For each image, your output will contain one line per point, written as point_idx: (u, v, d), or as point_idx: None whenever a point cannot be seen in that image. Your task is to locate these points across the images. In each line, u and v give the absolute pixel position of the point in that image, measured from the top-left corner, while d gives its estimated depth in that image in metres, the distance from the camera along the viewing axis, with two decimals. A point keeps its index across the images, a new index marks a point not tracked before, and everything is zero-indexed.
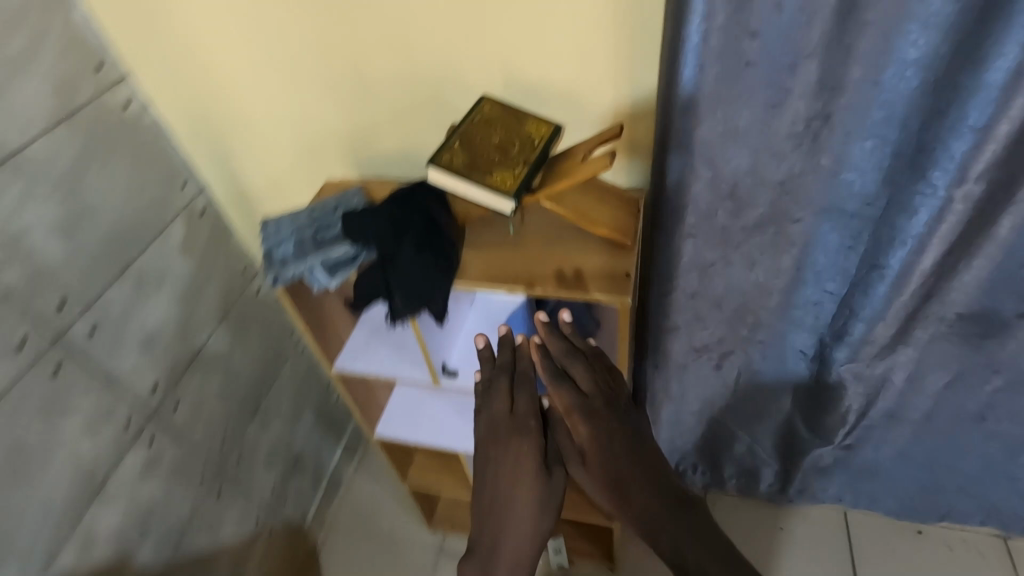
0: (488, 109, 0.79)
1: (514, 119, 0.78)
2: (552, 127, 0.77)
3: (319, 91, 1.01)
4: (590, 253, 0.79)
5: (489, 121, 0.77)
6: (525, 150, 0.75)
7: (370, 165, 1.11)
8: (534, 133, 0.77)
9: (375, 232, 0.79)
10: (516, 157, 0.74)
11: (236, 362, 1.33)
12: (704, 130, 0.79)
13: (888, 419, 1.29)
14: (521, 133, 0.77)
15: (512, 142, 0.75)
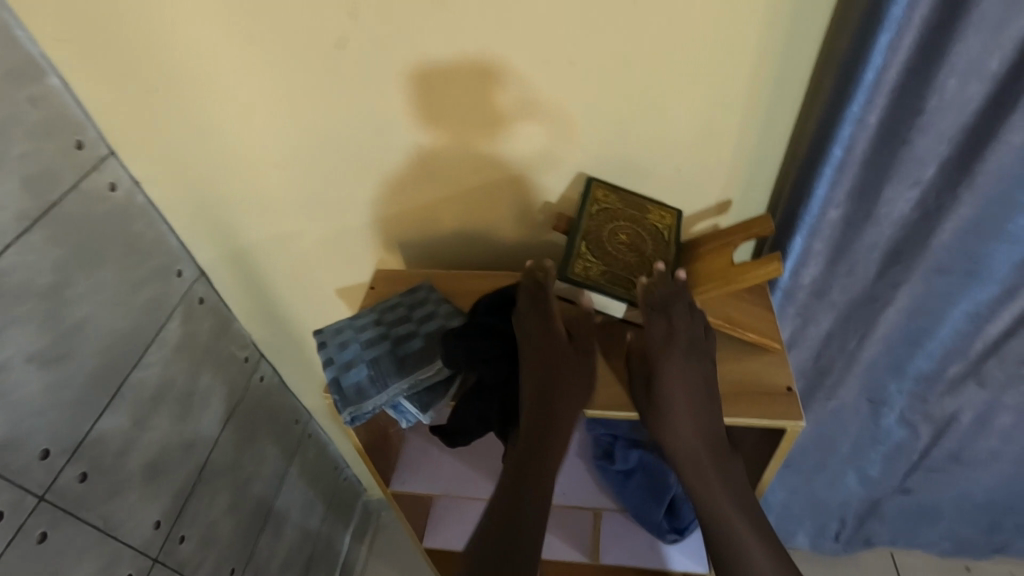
0: (607, 196, 0.75)
1: (635, 207, 0.75)
2: (675, 214, 0.75)
3: (356, 165, 0.85)
4: (737, 359, 0.70)
5: (613, 215, 0.74)
6: (657, 247, 0.73)
7: (412, 241, 0.95)
8: (659, 222, 0.75)
9: (480, 352, 0.67)
10: (651, 259, 0.73)
11: (247, 469, 1.13)
12: (838, 212, 0.73)
13: (955, 468, 1.24)
14: (647, 225, 0.74)
15: (642, 240, 0.73)
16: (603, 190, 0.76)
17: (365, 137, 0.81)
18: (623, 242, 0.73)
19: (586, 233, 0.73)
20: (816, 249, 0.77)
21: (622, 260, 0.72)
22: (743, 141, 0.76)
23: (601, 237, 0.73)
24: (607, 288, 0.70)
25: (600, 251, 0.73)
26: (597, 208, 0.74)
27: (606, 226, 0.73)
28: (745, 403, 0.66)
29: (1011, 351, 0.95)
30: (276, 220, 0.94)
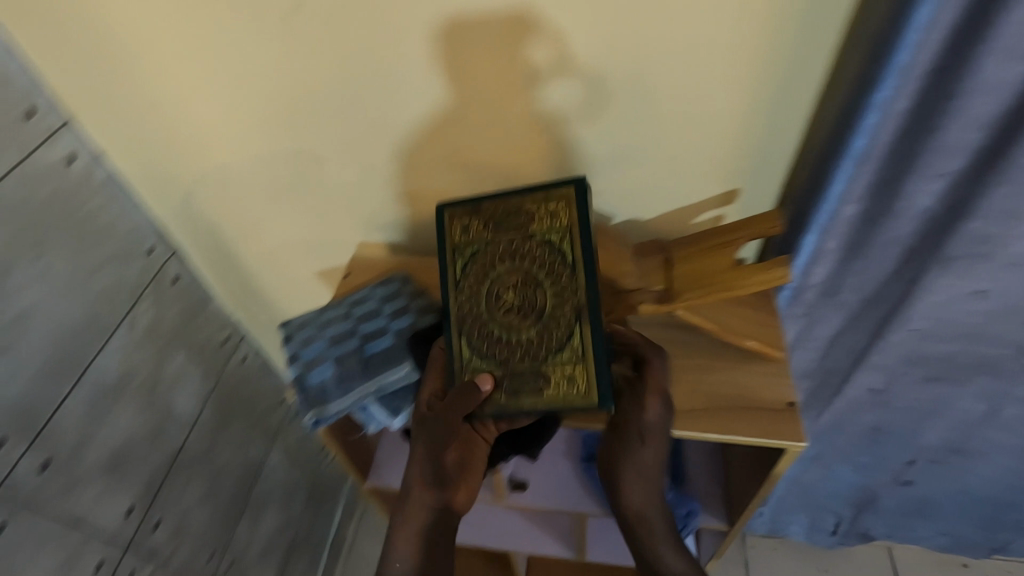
0: (469, 235, 0.68)
1: (507, 229, 0.66)
2: (571, 197, 0.64)
3: (334, 141, 0.78)
4: (735, 368, 0.66)
5: (488, 259, 0.67)
6: (556, 274, 0.63)
7: (397, 223, 0.90)
8: (553, 227, 0.65)
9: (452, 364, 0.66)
10: (557, 306, 0.63)
11: (224, 454, 1.10)
12: (853, 209, 0.65)
13: (962, 470, 1.19)
14: (525, 242, 0.65)
15: (535, 273, 0.64)
16: (461, 221, 0.69)
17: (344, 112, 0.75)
18: (513, 296, 0.65)
19: (468, 308, 0.67)
20: (828, 249, 0.70)
21: (517, 322, 0.64)
22: (750, 131, 0.69)
23: (487, 304, 0.66)
24: (515, 376, 0.64)
25: (490, 325, 0.65)
26: (465, 265, 0.68)
27: (486, 283, 0.66)
28: (737, 420, 0.62)
29: None
30: (251, 199, 0.89)
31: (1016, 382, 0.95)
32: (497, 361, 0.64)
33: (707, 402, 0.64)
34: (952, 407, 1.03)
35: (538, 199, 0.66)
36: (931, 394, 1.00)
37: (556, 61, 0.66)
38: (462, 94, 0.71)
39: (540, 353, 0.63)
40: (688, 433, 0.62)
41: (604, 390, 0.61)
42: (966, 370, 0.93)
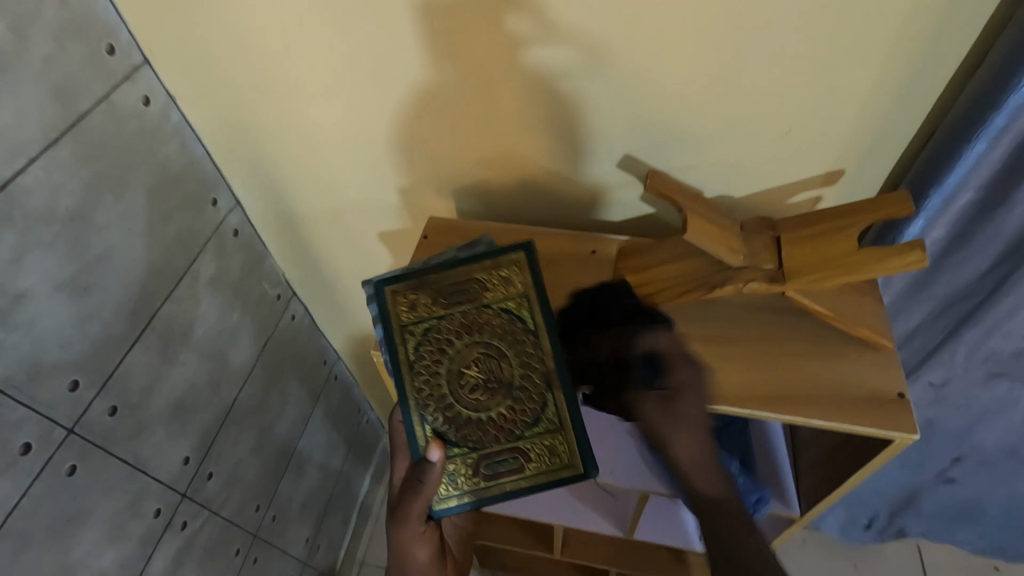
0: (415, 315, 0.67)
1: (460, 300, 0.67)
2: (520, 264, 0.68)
3: (410, 105, 0.74)
4: (837, 357, 0.64)
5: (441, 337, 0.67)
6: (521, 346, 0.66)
7: (465, 192, 0.87)
8: (505, 300, 0.67)
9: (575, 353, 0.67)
10: (524, 378, 0.65)
11: (272, 411, 1.11)
12: (966, 198, 0.67)
13: (1011, 471, 1.17)
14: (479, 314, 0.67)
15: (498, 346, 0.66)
16: (406, 299, 0.68)
17: (383, 78, 0.71)
18: (477, 373, 0.66)
19: (430, 391, 0.66)
20: (933, 236, 0.72)
21: (483, 400, 0.65)
22: (867, 110, 0.64)
23: (449, 385, 0.66)
24: (491, 453, 0.65)
25: (455, 407, 0.65)
26: (417, 346, 0.67)
27: (447, 365, 0.66)
28: (848, 409, 0.60)
29: None
30: (316, 158, 0.86)
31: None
32: (469, 444, 0.65)
33: (815, 388, 0.62)
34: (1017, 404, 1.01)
35: (488, 271, 0.68)
36: (998, 392, 0.98)
37: (535, 30, 0.63)
38: (502, 62, 0.67)
39: (516, 430, 0.65)
40: (789, 413, 0.61)
41: (585, 457, 0.65)
42: None
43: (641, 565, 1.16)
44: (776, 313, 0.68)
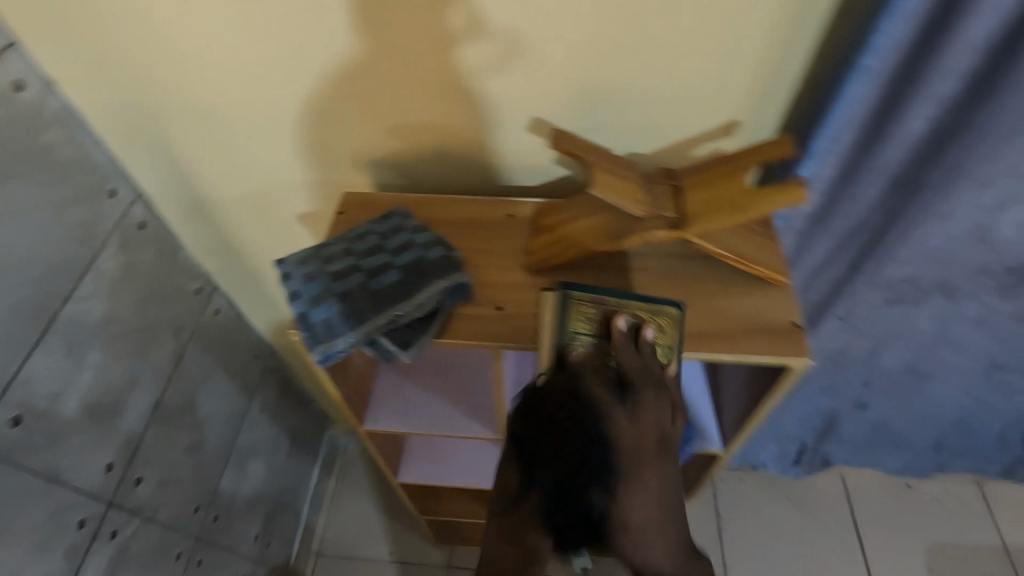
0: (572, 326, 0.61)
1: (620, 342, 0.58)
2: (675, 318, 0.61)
3: (309, 72, 0.74)
4: (736, 296, 0.66)
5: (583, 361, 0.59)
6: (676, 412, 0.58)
7: (380, 167, 0.85)
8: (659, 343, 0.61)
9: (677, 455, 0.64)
10: None
11: (205, 406, 1.08)
12: (851, 136, 0.67)
13: (912, 391, 1.29)
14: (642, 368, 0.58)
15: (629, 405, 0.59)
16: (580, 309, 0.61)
17: (263, 45, 0.71)
18: None
19: None
20: (822, 175, 0.72)
21: None
22: (755, 60, 0.67)
23: None
24: None
25: None
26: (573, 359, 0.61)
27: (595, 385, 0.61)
28: (751, 341, 0.63)
29: (977, 258, 0.97)
30: (221, 136, 0.83)
31: (965, 298, 1.06)
32: None
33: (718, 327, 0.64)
34: (909, 325, 1.12)
35: (643, 313, 0.61)
36: (891, 314, 1.09)
37: (442, 11, 0.66)
38: (398, 23, 0.67)
39: None
40: (700, 352, 0.62)
41: None
42: (923, 286, 1.03)
43: None
44: (675, 262, 0.69)
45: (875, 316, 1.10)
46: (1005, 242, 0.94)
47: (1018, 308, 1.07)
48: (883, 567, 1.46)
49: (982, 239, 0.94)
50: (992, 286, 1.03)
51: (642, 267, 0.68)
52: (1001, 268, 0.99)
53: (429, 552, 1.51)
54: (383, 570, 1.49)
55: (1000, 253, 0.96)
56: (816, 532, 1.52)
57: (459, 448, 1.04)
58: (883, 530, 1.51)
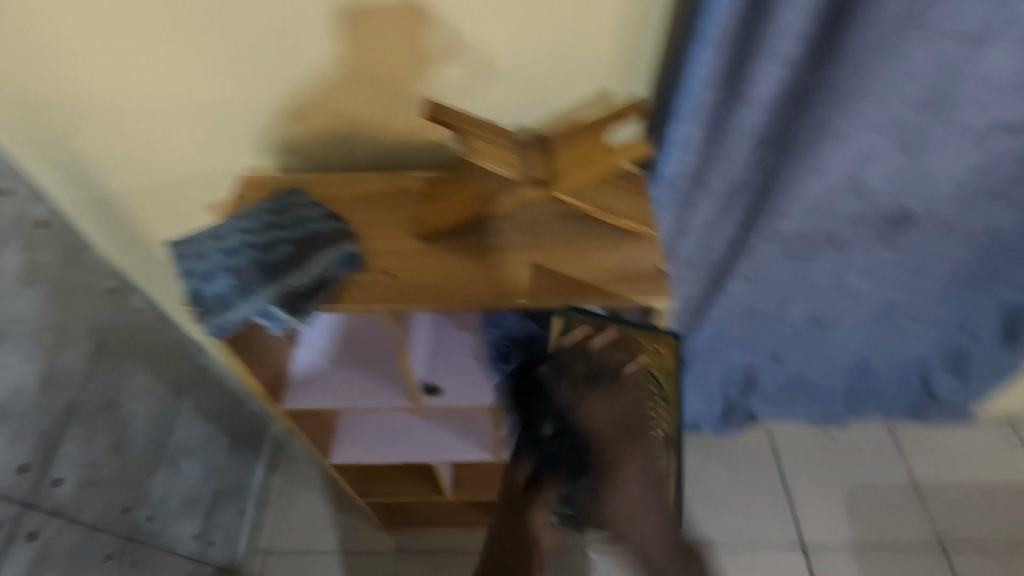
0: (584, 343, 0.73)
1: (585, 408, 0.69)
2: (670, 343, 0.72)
3: (204, 56, 0.76)
4: (607, 246, 0.67)
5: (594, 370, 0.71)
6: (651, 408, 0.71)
7: (285, 152, 0.88)
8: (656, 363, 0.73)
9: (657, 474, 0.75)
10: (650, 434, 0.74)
11: (130, 405, 1.07)
12: (709, 95, 0.74)
13: (817, 343, 1.39)
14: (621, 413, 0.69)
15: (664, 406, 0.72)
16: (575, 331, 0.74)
17: (187, 33, 0.74)
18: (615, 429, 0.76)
19: None
20: (691, 137, 0.78)
21: None
22: (619, 30, 0.74)
23: None
24: None
25: None
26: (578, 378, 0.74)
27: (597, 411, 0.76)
28: (616, 285, 0.65)
29: (852, 212, 1.07)
30: (120, 128, 0.84)
31: (851, 248, 1.15)
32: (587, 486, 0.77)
33: (587, 274, 0.66)
34: (805, 278, 1.21)
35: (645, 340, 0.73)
36: (787, 268, 1.17)
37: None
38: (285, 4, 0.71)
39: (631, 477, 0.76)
40: (567, 299, 0.64)
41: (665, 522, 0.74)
42: (812, 239, 1.12)
43: None
44: (550, 214, 0.70)
45: (774, 274, 1.19)
46: (874, 192, 1.03)
47: (898, 254, 1.17)
48: (806, 510, 1.57)
49: (854, 194, 1.03)
50: (871, 235, 1.13)
51: (516, 223, 0.70)
52: (876, 218, 1.09)
53: (379, 538, 1.53)
54: (332, 560, 1.50)
55: (872, 206, 1.06)
56: (746, 485, 1.61)
57: (389, 425, 1.07)
58: (805, 477, 1.62)
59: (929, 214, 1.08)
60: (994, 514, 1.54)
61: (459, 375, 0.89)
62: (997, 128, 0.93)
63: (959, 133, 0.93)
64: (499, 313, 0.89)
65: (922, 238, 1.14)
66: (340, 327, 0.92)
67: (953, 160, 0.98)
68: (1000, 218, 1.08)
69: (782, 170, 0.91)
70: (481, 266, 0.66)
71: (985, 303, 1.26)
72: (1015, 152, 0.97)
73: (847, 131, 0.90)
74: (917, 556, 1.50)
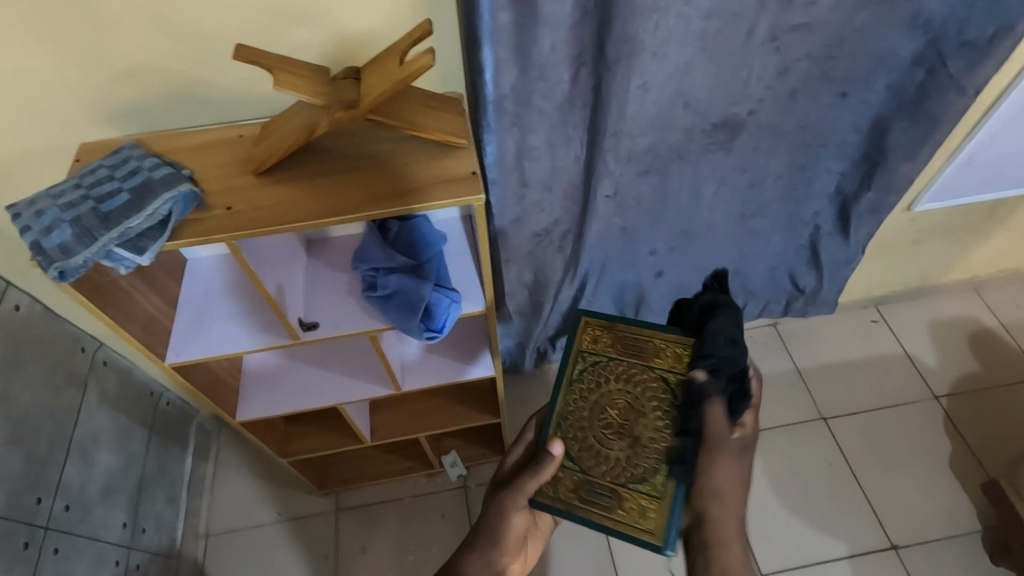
0: (598, 348, 0.89)
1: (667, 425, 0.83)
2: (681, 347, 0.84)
3: (15, 31, 0.78)
4: (429, 160, 0.76)
5: (605, 378, 0.88)
6: (651, 410, 0.84)
7: (129, 119, 0.90)
8: (667, 369, 0.84)
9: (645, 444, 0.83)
10: (650, 437, 0.83)
11: (25, 400, 1.08)
12: (506, 15, 0.84)
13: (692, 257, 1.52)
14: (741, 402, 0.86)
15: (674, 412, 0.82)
16: (591, 329, 0.90)
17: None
18: (615, 414, 0.86)
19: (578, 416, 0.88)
20: (506, 57, 0.90)
21: (612, 441, 0.85)
22: None
23: (596, 431, 0.87)
24: (596, 484, 0.85)
25: (594, 443, 0.86)
26: (584, 370, 0.89)
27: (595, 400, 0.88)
28: (436, 191, 0.73)
29: (690, 126, 1.17)
30: None
31: (696, 158, 1.24)
32: (581, 464, 0.86)
33: (410, 185, 0.74)
34: (664, 194, 1.30)
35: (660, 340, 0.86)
36: (644, 185, 1.26)
37: None
38: None
39: (626, 471, 0.83)
40: (394, 208, 0.72)
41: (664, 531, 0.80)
42: (657, 153, 1.20)
43: (445, 424, 1.35)
44: (379, 141, 0.78)
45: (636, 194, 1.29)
46: (700, 102, 1.12)
47: (738, 160, 1.27)
48: None
49: (686, 110, 1.13)
50: (710, 144, 1.21)
51: (348, 152, 0.77)
52: (709, 126, 1.18)
53: (318, 502, 1.59)
54: (274, 530, 1.55)
55: (705, 119, 1.16)
56: None
57: (293, 376, 1.14)
58: None
59: (758, 121, 1.20)
60: (869, 387, 1.73)
61: (335, 308, 0.95)
62: (784, 31, 1.03)
63: (754, 38, 1.03)
64: (365, 245, 0.96)
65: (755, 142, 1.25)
66: (218, 283, 0.97)
67: (758, 65, 1.08)
68: (815, 116, 1.20)
69: (604, 84, 1.00)
70: (318, 191, 0.74)
71: (824, 197, 1.40)
72: (807, 51, 1.08)
73: (656, 43, 0.97)
74: (803, 431, 1.67)
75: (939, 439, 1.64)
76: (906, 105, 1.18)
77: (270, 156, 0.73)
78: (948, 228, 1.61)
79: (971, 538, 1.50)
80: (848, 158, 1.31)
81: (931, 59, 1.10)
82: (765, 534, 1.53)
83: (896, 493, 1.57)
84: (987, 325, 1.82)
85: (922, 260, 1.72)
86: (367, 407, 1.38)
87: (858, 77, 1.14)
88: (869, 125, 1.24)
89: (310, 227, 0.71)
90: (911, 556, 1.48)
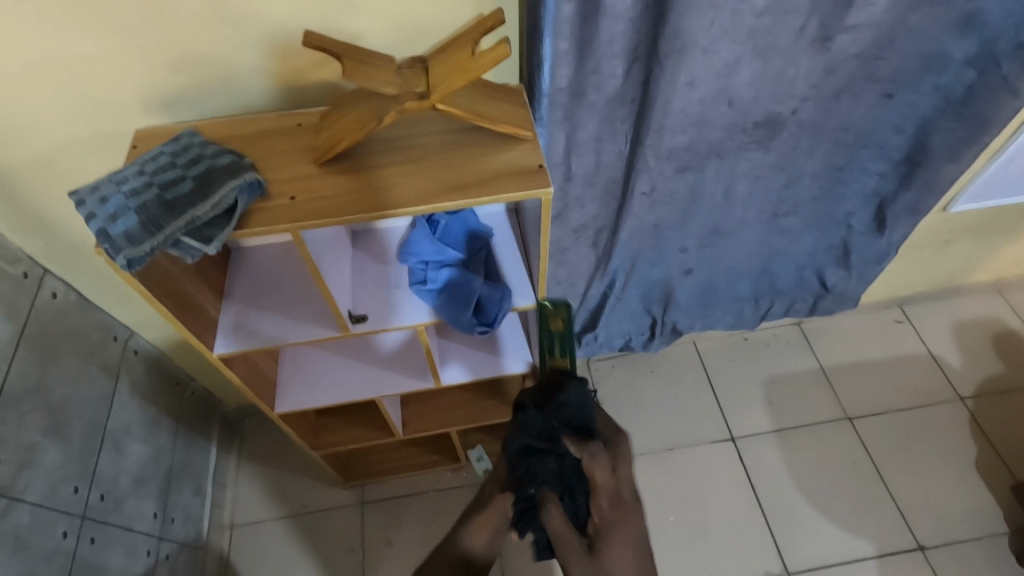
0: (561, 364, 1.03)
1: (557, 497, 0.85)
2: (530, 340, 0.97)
3: (71, 14, 0.76)
4: (492, 151, 0.75)
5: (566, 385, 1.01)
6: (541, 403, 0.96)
7: (177, 106, 0.89)
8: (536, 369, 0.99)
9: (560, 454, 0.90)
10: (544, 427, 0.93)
11: (61, 389, 1.07)
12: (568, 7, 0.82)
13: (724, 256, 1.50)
14: (601, 475, 0.85)
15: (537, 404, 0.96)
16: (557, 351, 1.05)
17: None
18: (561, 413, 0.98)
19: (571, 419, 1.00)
20: (563, 49, 0.89)
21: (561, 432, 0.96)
22: None
23: None
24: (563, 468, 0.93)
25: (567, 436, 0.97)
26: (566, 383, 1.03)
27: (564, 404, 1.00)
28: (501, 183, 0.72)
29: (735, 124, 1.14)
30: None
31: (736, 158, 1.22)
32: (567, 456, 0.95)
33: (475, 176, 0.73)
34: (702, 192, 1.28)
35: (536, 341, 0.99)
36: (682, 182, 1.23)
37: None
38: None
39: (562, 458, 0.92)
40: (459, 199, 0.71)
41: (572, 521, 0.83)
42: (699, 152, 1.18)
43: (478, 418, 1.34)
44: (440, 131, 0.77)
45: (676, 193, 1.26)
46: (746, 102, 1.10)
47: (779, 161, 1.25)
48: (732, 408, 1.72)
49: (735, 107, 1.11)
50: (752, 144, 1.20)
51: (410, 143, 0.77)
52: (752, 125, 1.16)
53: (342, 495, 1.58)
54: (299, 522, 1.55)
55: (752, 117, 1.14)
56: (679, 392, 1.75)
57: (330, 369, 1.13)
58: (730, 379, 1.77)
59: (803, 120, 1.17)
60: (895, 387, 1.73)
61: (384, 300, 0.94)
62: (837, 32, 1.01)
63: (805, 37, 1.01)
64: (415, 234, 0.94)
65: (798, 143, 1.23)
66: (263, 275, 0.96)
67: (808, 64, 1.06)
68: (858, 116, 1.19)
69: (656, 81, 0.98)
70: (381, 181, 0.73)
71: (863, 198, 1.38)
72: (856, 51, 1.06)
73: (710, 39, 0.95)
74: (828, 431, 1.67)
75: (964, 440, 1.64)
76: (954, 105, 1.18)
77: (332, 146, 0.73)
78: (979, 229, 1.60)
79: (998, 540, 1.50)
80: (889, 158, 1.29)
81: (984, 57, 1.10)
82: (792, 533, 1.53)
83: (922, 494, 1.57)
84: (1012, 326, 1.81)
85: (950, 261, 1.71)
86: (397, 400, 1.37)
87: (906, 77, 1.12)
88: (913, 126, 1.22)
89: (376, 217, 0.70)
90: (937, 557, 1.48)
